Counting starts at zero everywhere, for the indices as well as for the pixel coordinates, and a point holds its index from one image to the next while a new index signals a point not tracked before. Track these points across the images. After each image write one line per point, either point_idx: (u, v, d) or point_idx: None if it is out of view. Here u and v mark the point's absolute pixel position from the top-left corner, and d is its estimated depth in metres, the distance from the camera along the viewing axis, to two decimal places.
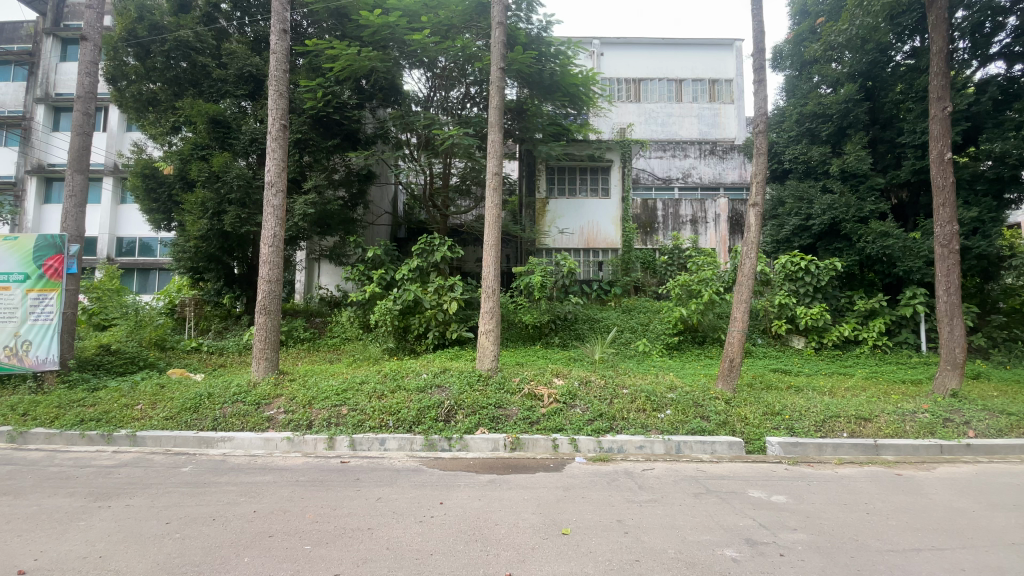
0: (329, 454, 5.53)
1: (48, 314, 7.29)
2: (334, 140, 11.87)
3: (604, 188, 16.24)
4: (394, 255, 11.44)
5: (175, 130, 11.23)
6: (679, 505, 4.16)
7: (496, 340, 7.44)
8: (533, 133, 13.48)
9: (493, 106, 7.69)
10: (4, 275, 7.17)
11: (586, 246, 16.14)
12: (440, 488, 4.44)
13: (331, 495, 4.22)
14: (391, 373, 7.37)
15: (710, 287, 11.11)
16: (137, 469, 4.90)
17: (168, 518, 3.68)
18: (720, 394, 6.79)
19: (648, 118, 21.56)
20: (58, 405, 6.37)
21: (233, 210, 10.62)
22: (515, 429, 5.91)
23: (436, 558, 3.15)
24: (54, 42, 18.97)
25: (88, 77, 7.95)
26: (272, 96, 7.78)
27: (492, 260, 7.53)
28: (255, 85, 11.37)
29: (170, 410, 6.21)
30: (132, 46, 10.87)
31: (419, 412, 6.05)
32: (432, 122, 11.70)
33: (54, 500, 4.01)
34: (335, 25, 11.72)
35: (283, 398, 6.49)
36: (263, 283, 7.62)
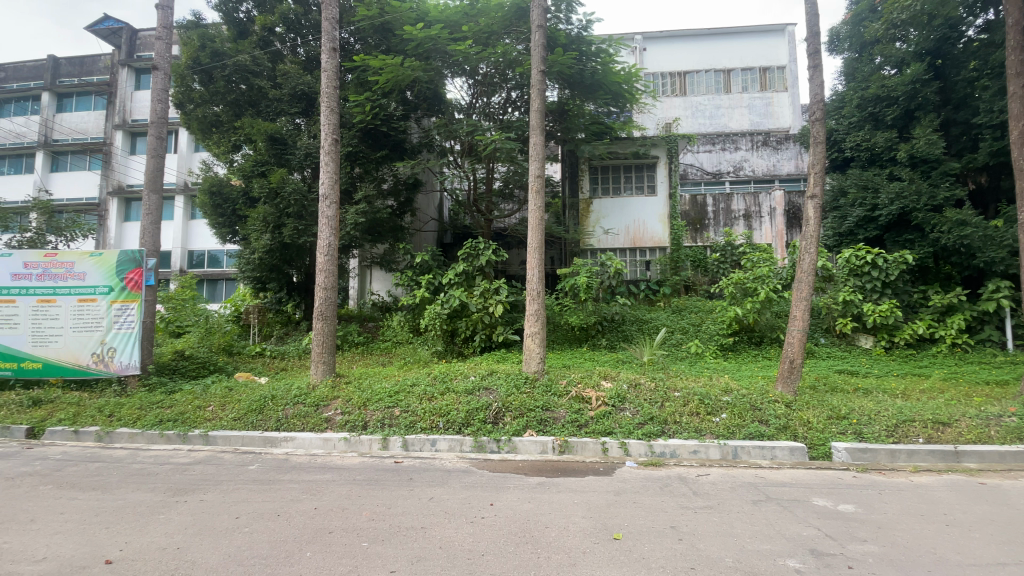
0: (383, 454, 5.72)
1: (130, 322, 7.96)
2: (382, 151, 12.32)
3: (649, 185, 15.88)
4: (441, 261, 11.65)
5: (236, 148, 12.00)
6: (737, 513, 4.00)
7: (542, 343, 7.45)
8: (575, 133, 13.35)
9: (534, 110, 7.71)
10: (92, 288, 7.89)
11: (632, 246, 15.85)
12: (491, 490, 4.49)
13: (386, 494, 4.36)
14: (440, 375, 7.54)
15: (766, 284, 10.61)
16: (209, 466, 5.26)
17: (237, 513, 3.92)
18: (780, 397, 6.47)
19: (695, 112, 20.96)
20: (140, 407, 6.93)
21: (291, 223, 11.26)
22: (563, 432, 5.88)
23: (487, 559, 3.18)
24: (128, 73, 20.70)
25: (160, 104, 8.63)
26: (324, 112, 8.16)
27: (536, 263, 7.58)
28: (307, 103, 11.97)
29: (238, 411, 6.63)
30: (197, 73, 11.68)
31: (469, 414, 6.15)
32: (475, 128, 11.86)
33: (137, 495, 4.37)
34: (379, 40, 12.12)
35: (340, 400, 6.78)
36: (319, 290, 7.97)
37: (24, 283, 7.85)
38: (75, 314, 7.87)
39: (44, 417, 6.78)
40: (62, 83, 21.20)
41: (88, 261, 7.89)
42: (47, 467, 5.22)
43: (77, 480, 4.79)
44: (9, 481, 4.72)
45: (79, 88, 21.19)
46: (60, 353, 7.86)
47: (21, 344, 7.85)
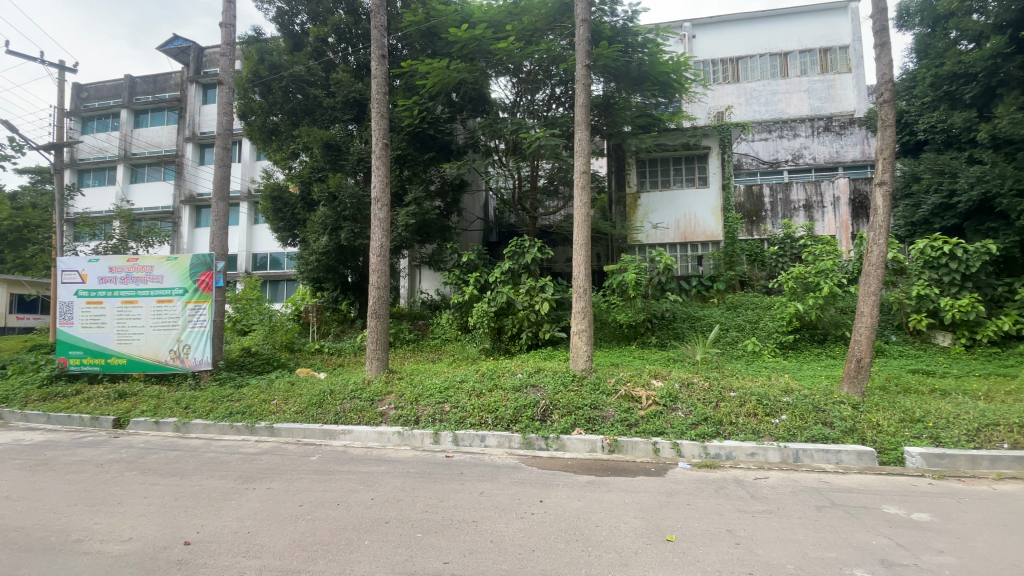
0: (435, 448, 5.87)
1: (202, 321, 8.57)
2: (430, 153, 12.64)
3: (701, 177, 15.31)
4: (486, 259, 11.96)
5: (294, 155, 12.65)
6: (798, 518, 3.82)
7: (589, 340, 7.40)
8: (622, 127, 13.05)
9: (580, 105, 7.64)
10: (169, 289, 8.54)
11: (683, 240, 15.37)
12: (540, 487, 4.51)
13: (438, 487, 4.47)
14: (488, 372, 7.64)
15: (830, 278, 10.00)
16: (275, 456, 5.59)
17: (300, 501, 4.15)
18: (846, 398, 6.10)
19: (749, 99, 20.04)
20: (212, 400, 7.46)
21: (347, 226, 11.76)
22: (613, 431, 5.82)
23: (538, 555, 3.20)
24: (197, 88, 22.21)
25: (225, 116, 9.21)
26: (375, 118, 8.44)
27: (582, 260, 7.52)
28: (359, 109, 12.43)
29: (300, 405, 7.00)
30: (257, 86, 12.35)
31: (516, 411, 6.19)
32: (519, 126, 11.88)
33: (211, 482, 4.71)
34: (425, 44, 12.38)
35: (393, 395, 7.02)
36: (372, 290, 8.25)
37: (109, 286, 8.61)
38: (154, 314, 8.56)
39: (128, 408, 7.42)
40: (138, 101, 23.01)
41: (165, 265, 8.55)
42: (132, 454, 5.72)
43: (159, 467, 5.22)
44: (101, 467, 5.19)
45: (154, 105, 22.93)
46: (142, 350, 8.57)
47: (108, 342, 8.60)
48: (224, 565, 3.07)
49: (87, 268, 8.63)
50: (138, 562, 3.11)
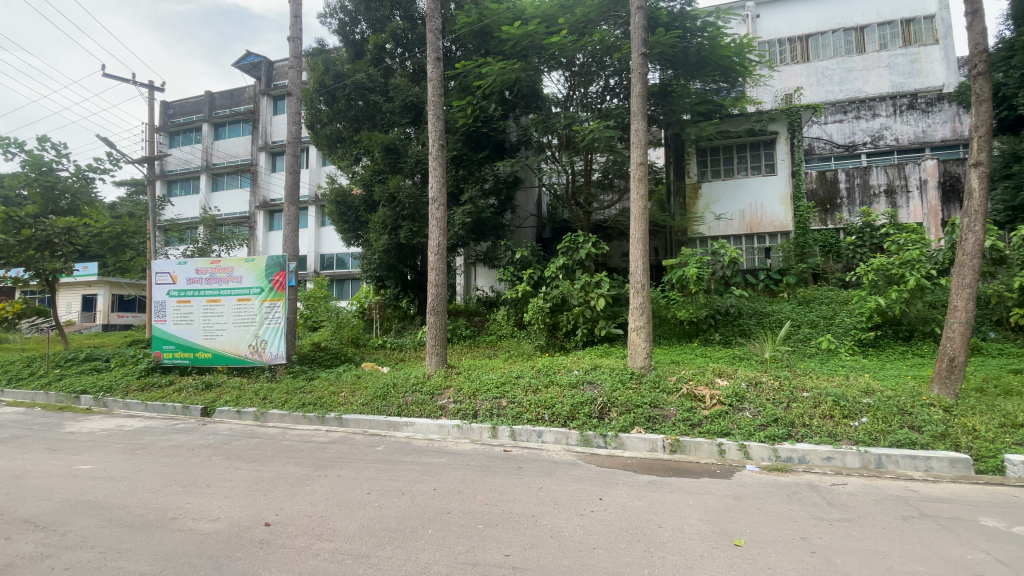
0: (493, 442, 5.95)
1: (277, 318, 9.16)
2: (484, 152, 12.83)
3: (767, 164, 14.50)
4: (540, 256, 11.93)
5: (356, 160, 13.26)
6: (882, 528, 3.53)
7: (648, 337, 7.22)
8: (681, 115, 12.59)
9: (636, 95, 7.43)
10: (248, 289, 9.20)
11: (749, 231, 14.61)
12: (600, 485, 4.46)
13: (497, 481, 4.54)
14: (544, 368, 7.66)
15: (917, 270, 9.13)
16: (344, 446, 5.89)
17: (367, 489, 4.35)
18: (936, 401, 5.57)
19: (821, 79, 18.69)
20: (286, 392, 7.97)
21: (406, 225, 12.23)
22: (675, 431, 5.65)
23: (599, 552, 3.17)
24: (268, 100, 23.69)
25: (294, 125, 9.77)
26: (431, 120, 8.64)
27: (640, 255, 7.33)
28: (416, 113, 12.79)
29: (365, 397, 7.34)
30: (322, 95, 13.01)
31: (573, 408, 6.15)
32: (572, 120, 11.72)
33: (287, 468, 5.03)
34: (479, 44, 12.54)
35: (452, 389, 7.20)
36: (431, 287, 8.49)
37: (197, 286, 9.38)
38: (236, 312, 9.25)
39: (214, 399, 8.08)
40: (217, 114, 24.87)
41: (245, 266, 9.21)
42: (218, 440, 6.22)
43: (241, 453, 5.65)
44: (192, 451, 5.69)
45: (231, 118, 24.72)
46: (225, 344, 9.29)
47: (196, 337, 9.39)
48: (300, 546, 3.28)
49: (177, 270, 9.44)
50: (225, 540, 3.37)
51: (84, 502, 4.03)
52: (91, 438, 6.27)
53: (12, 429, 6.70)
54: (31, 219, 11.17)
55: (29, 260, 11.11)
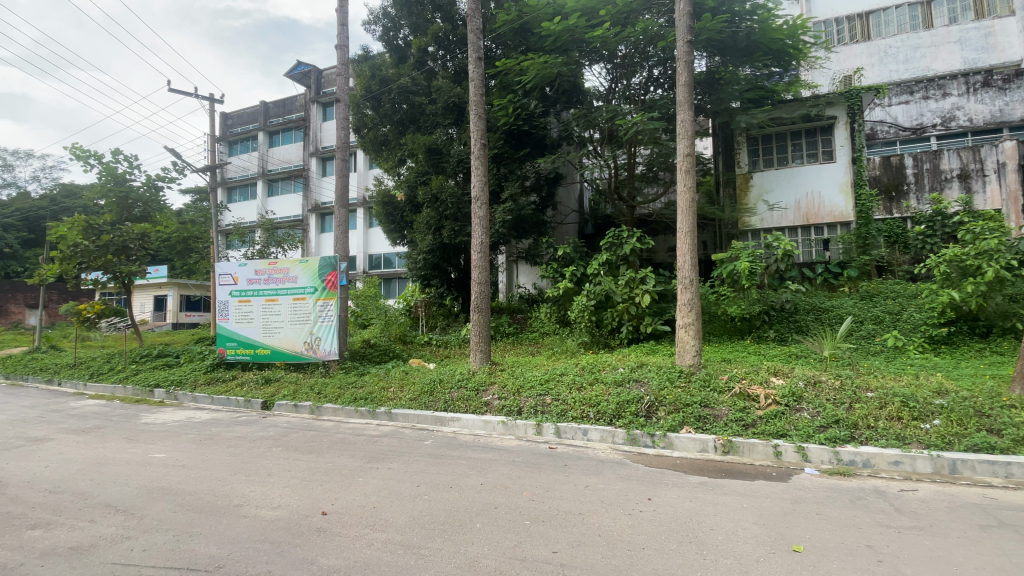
0: (538, 439, 5.95)
1: (330, 316, 9.53)
2: (525, 149, 12.83)
3: (824, 151, 13.73)
4: (584, 252, 11.81)
5: (401, 163, 13.58)
6: (958, 538, 3.28)
7: (697, 335, 7.01)
8: (730, 103, 12.13)
9: (682, 84, 7.21)
10: (303, 288, 9.62)
11: (806, 223, 13.88)
12: (648, 484, 4.37)
13: (543, 477, 4.55)
14: (588, 366, 7.58)
15: (996, 261, 8.36)
16: (394, 439, 6.07)
17: (417, 482, 4.46)
18: (1019, 402, 5.10)
19: (884, 58, 17.47)
20: (339, 387, 8.29)
21: (449, 225, 12.44)
22: (727, 431, 5.45)
23: (648, 553, 3.12)
24: (317, 107, 24.64)
25: (342, 131, 10.12)
26: (473, 119, 8.73)
27: (687, 249, 7.12)
28: (458, 113, 12.93)
29: (413, 393, 7.53)
30: (368, 100, 13.42)
31: (619, 406, 6.07)
32: (615, 113, 11.49)
33: (341, 460, 5.24)
34: (519, 42, 12.55)
35: (497, 386, 7.28)
36: (475, 285, 8.59)
37: (256, 286, 9.89)
38: (292, 310, 9.71)
39: (273, 393, 8.51)
40: (272, 123, 26.12)
41: (300, 267, 9.64)
42: (278, 433, 6.56)
43: (298, 445, 5.92)
44: (254, 443, 6.03)
45: (284, 126, 25.89)
46: (282, 341, 9.77)
47: (256, 335, 9.92)
48: (356, 535, 3.41)
49: (238, 271, 9.99)
50: (286, 527, 3.56)
51: (160, 488, 4.35)
52: (164, 428, 6.76)
53: (96, 419, 7.32)
54: (109, 226, 12.19)
55: (107, 263, 12.00)
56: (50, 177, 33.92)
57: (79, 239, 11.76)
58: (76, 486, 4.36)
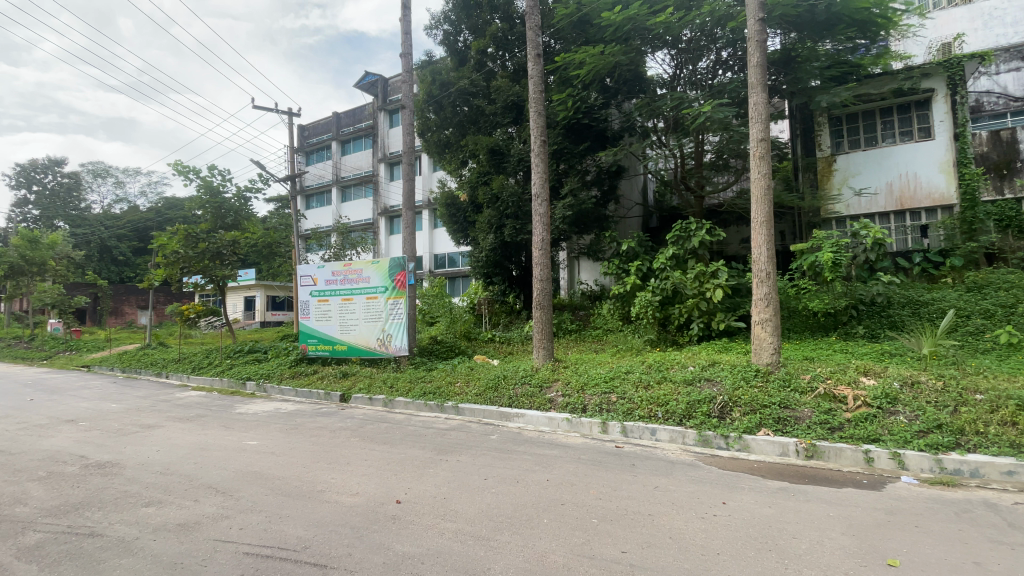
0: (604, 437, 5.86)
1: (400, 314, 9.95)
2: (585, 143, 12.70)
3: (920, 128, 12.47)
4: (648, 246, 11.48)
5: (463, 164, 13.88)
6: None
7: (776, 332, 6.61)
8: (808, 82, 11.30)
9: (754, 65, 6.79)
10: (375, 288, 10.10)
11: (899, 208, 12.64)
12: (723, 488, 4.19)
13: (610, 476, 4.49)
14: (655, 364, 7.35)
15: None
16: (462, 433, 6.24)
17: (485, 475, 4.56)
18: None
19: (988, 21, 15.52)
20: (410, 381, 8.66)
21: (510, 223, 12.59)
22: (810, 434, 5.10)
23: (724, 559, 2.99)
24: (385, 115, 25.69)
25: (408, 136, 10.52)
26: (533, 117, 8.73)
27: (763, 241, 6.72)
28: (518, 112, 13.00)
29: (479, 388, 7.70)
30: (431, 105, 13.82)
31: (690, 407, 5.84)
32: (681, 101, 11.04)
33: (412, 451, 5.47)
34: (578, 34, 12.37)
35: (560, 383, 7.27)
36: (537, 281, 8.62)
37: (332, 287, 10.49)
38: (365, 309, 10.24)
39: (350, 386, 9.02)
40: (344, 132, 27.59)
41: (372, 268, 10.14)
42: (355, 424, 6.95)
43: (373, 436, 6.24)
44: (334, 433, 6.43)
45: (354, 134, 27.29)
46: (357, 338, 10.33)
47: (333, 332, 10.54)
48: (428, 524, 3.54)
49: (317, 273, 10.63)
50: (364, 513, 3.76)
51: (253, 473, 4.75)
52: (255, 418, 7.37)
53: (198, 409, 8.13)
54: (205, 234, 13.44)
55: (205, 267, 13.45)
56: (155, 192, 37.94)
57: (181, 246, 13.17)
58: (182, 469, 4.86)
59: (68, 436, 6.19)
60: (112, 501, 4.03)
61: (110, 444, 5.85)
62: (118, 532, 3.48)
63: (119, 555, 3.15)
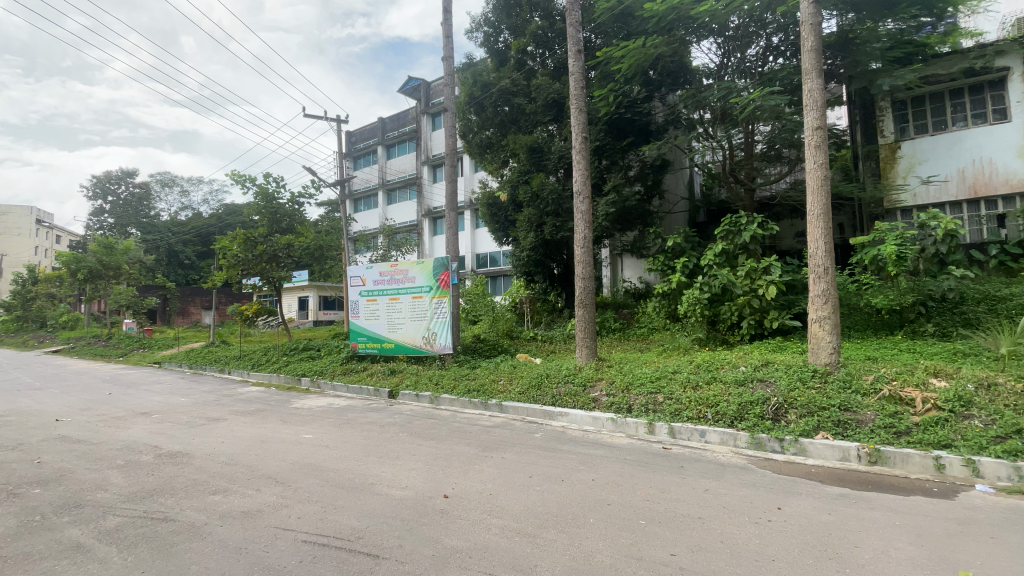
0: (651, 438, 5.75)
1: (444, 313, 10.15)
2: (628, 138, 12.48)
3: (995, 109, 11.48)
4: (695, 242, 11.16)
5: (504, 163, 13.94)
6: None
7: (834, 330, 6.28)
8: (868, 65, 10.65)
9: (808, 50, 6.48)
10: (420, 288, 10.33)
11: (972, 196, 11.70)
12: (778, 493, 4.02)
13: (658, 477, 4.40)
14: (704, 364, 7.15)
15: None
16: (506, 430, 6.29)
17: (529, 473, 4.58)
18: None
19: None
20: (455, 378, 8.82)
21: (550, 221, 12.55)
22: (873, 439, 4.81)
23: (779, 565, 2.88)
24: (427, 118, 26.21)
25: (451, 138, 10.70)
26: (574, 113, 8.66)
27: (820, 234, 6.39)
28: (559, 109, 12.95)
29: (522, 386, 7.75)
30: (472, 106, 13.97)
31: (741, 408, 5.63)
32: (728, 90, 10.64)
33: (458, 447, 5.57)
34: (619, 27, 12.13)
35: (604, 382, 7.21)
36: (579, 280, 8.55)
37: (380, 287, 10.80)
38: (411, 308, 10.50)
39: (398, 383, 9.30)
40: (389, 137, 28.38)
41: (417, 268, 10.37)
42: (403, 419, 7.15)
43: (420, 431, 6.40)
44: (383, 428, 6.64)
45: (399, 138, 28.00)
46: (404, 336, 10.60)
47: (381, 331, 10.87)
48: (475, 519, 3.59)
49: (365, 273, 10.97)
50: (413, 506, 3.87)
51: (309, 465, 4.99)
52: (310, 413, 7.72)
53: (258, 403, 8.60)
54: (262, 238, 14.17)
55: (262, 270, 14.19)
56: (216, 199, 40.34)
57: (240, 249, 13.94)
58: (244, 460, 5.16)
59: (143, 428, 6.69)
60: (183, 489, 4.33)
61: (180, 435, 6.28)
62: (188, 517, 3.74)
63: (190, 539, 3.38)
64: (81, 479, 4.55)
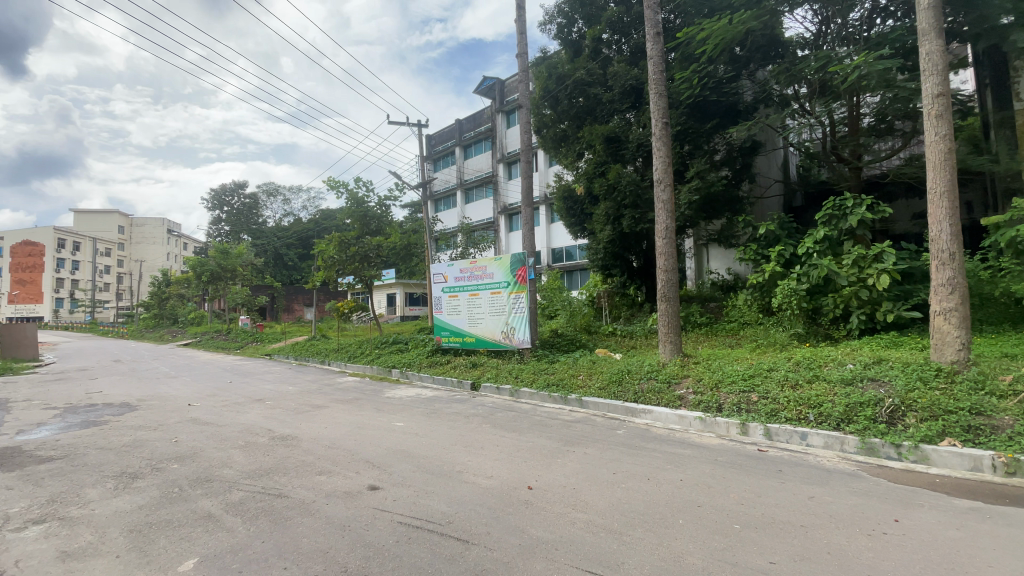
0: (744, 439, 5.41)
1: (522, 308, 10.32)
2: (713, 121, 11.77)
3: None
4: (790, 228, 10.31)
5: (579, 156, 13.72)
6: None
7: (963, 323, 5.53)
8: (1000, 18, 9.21)
9: (925, 7, 5.73)
10: (498, 283, 10.54)
11: None
12: (895, 504, 3.63)
13: (753, 481, 4.15)
14: (804, 361, 6.62)
15: None
16: (588, 426, 6.25)
17: (613, 470, 4.52)
18: None
19: None
20: (534, 373, 8.92)
21: (629, 213, 12.22)
22: (1012, 447, 4.17)
23: None
24: (502, 116, 26.57)
25: (526, 134, 10.76)
26: (653, 98, 8.33)
27: (943, 215, 5.65)
28: (637, 95, 12.55)
29: (603, 381, 7.66)
30: (547, 100, 13.91)
31: (849, 409, 5.13)
32: (827, 59, 9.68)
33: (540, 440, 5.63)
34: (701, 4, 11.44)
35: (690, 379, 6.92)
36: (661, 272, 8.22)
37: (460, 283, 11.13)
38: (491, 303, 10.74)
39: (479, 376, 9.58)
40: (466, 137, 29.13)
41: (495, 264, 10.57)
42: (485, 411, 7.35)
43: (503, 423, 6.55)
44: (467, 418, 6.88)
45: (475, 138, 28.65)
46: (484, 331, 10.89)
47: (463, 325, 11.23)
48: (559, 512, 3.63)
49: (447, 270, 11.35)
50: (499, 495, 3.98)
51: (400, 451, 5.30)
52: (400, 402, 8.20)
53: (353, 393, 9.26)
54: (354, 240, 15.17)
55: (356, 269, 15.25)
56: (313, 206, 43.82)
57: (336, 251, 15.08)
58: (344, 445, 5.59)
59: (258, 413, 7.49)
60: (293, 469, 4.79)
61: (289, 421, 6.94)
62: (298, 494, 4.14)
63: (300, 514, 3.75)
64: (209, 457, 5.20)
